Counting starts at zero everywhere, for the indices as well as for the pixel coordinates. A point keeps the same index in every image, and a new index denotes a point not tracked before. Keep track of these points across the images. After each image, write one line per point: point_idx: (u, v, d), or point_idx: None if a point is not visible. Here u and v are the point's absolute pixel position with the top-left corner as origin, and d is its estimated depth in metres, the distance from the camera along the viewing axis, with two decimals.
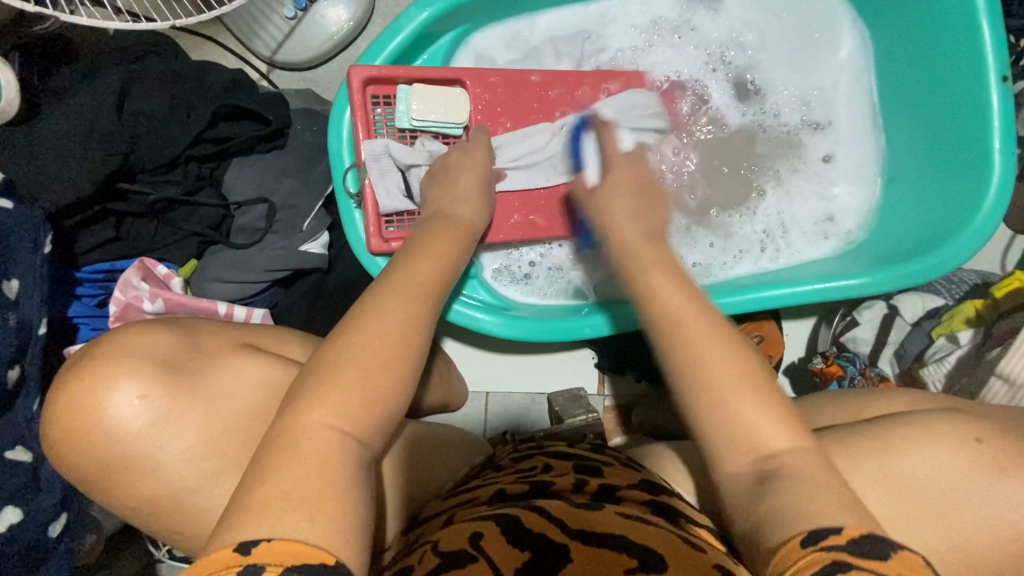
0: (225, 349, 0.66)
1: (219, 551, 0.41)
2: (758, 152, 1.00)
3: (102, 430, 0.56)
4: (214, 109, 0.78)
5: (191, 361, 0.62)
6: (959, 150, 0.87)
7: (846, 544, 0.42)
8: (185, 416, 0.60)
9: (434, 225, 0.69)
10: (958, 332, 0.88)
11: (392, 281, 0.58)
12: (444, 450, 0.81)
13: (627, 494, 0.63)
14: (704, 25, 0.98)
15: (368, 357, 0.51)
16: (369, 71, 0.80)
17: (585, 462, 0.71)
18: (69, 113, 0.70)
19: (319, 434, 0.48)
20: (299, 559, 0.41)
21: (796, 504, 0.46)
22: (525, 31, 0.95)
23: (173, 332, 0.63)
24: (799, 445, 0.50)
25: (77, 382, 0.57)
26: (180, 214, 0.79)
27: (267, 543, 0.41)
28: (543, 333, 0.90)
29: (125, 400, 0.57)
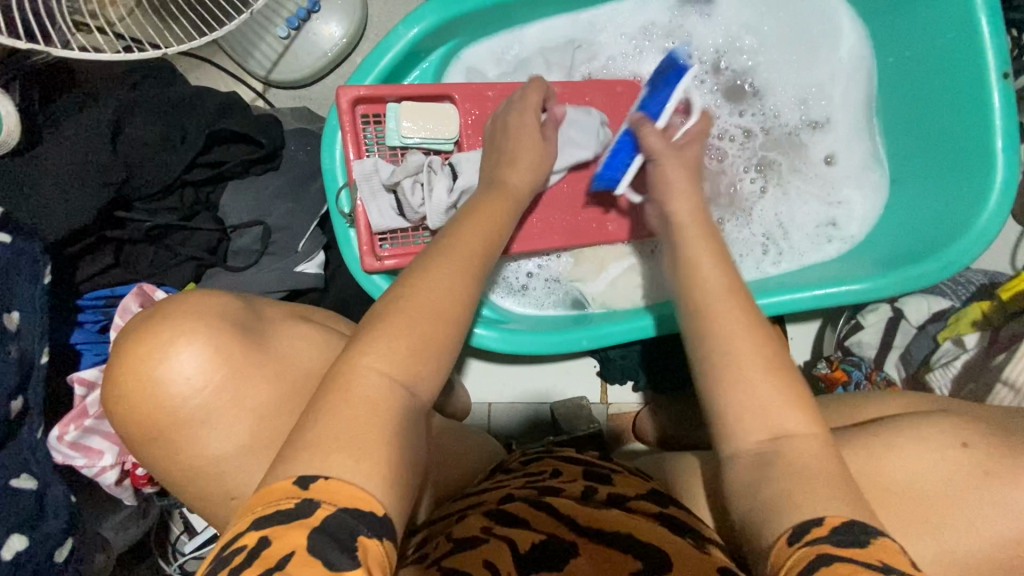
0: (284, 318, 0.67)
1: (281, 483, 0.42)
2: (755, 154, 0.99)
3: (176, 381, 0.58)
4: (206, 135, 0.79)
5: (257, 325, 0.64)
6: (961, 149, 0.85)
7: (827, 535, 0.44)
8: (251, 375, 0.60)
9: (484, 194, 0.68)
10: (965, 335, 0.87)
11: (450, 246, 0.58)
12: (460, 449, 0.80)
13: (637, 505, 0.62)
14: (695, 31, 0.97)
15: (420, 316, 0.51)
16: (357, 91, 0.80)
17: (595, 468, 0.70)
18: (65, 143, 0.71)
19: (370, 379, 0.47)
20: (351, 502, 0.42)
21: (778, 516, 0.47)
22: (515, 44, 0.95)
23: (237, 299, 0.65)
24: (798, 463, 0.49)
25: (154, 330, 0.58)
26: (177, 239, 0.80)
27: (324, 481, 0.42)
28: (540, 346, 0.89)
29: (190, 361, 0.58)
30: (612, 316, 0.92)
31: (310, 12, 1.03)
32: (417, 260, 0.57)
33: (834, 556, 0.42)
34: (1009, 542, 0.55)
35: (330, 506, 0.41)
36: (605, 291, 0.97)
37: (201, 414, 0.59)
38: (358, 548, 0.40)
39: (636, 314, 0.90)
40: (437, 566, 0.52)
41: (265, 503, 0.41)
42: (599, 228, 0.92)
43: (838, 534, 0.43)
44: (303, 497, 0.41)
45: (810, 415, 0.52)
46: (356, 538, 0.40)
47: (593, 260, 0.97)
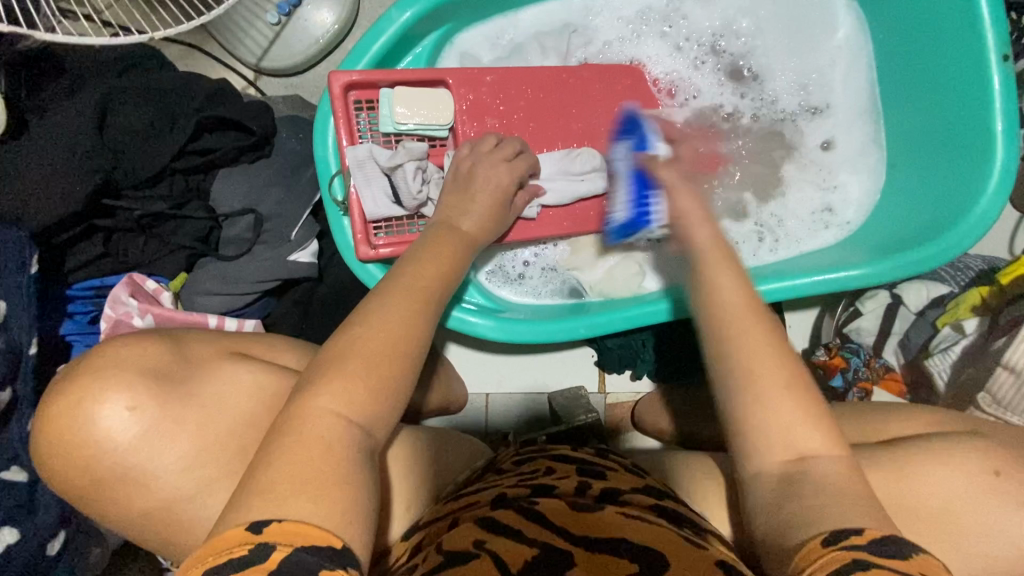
0: (217, 357, 0.62)
1: (232, 531, 0.39)
2: (753, 140, 0.98)
3: (90, 445, 0.53)
4: (196, 121, 0.77)
5: (184, 371, 0.59)
6: (961, 133, 0.84)
7: (863, 542, 0.42)
8: (172, 433, 0.55)
9: (436, 233, 0.68)
10: (964, 321, 0.86)
11: (414, 278, 0.59)
12: (448, 452, 0.79)
13: (631, 499, 0.62)
14: (693, 14, 0.95)
15: (385, 337, 0.50)
16: (350, 76, 0.79)
17: (588, 465, 0.71)
18: (50, 129, 0.70)
19: (323, 418, 0.46)
20: (306, 540, 0.39)
21: (807, 511, 0.45)
22: (510, 29, 0.93)
23: (163, 344, 0.60)
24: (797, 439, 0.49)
25: (66, 395, 0.53)
26: (167, 228, 0.79)
27: (279, 523, 0.40)
28: (537, 335, 0.89)
29: (109, 421, 0.53)
30: (612, 304, 0.92)
31: None
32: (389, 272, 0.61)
33: (872, 561, 0.41)
34: (997, 527, 0.56)
35: (288, 546, 0.39)
36: (605, 279, 0.96)
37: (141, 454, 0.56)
38: None
39: (636, 302, 0.89)
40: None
41: (216, 554, 0.39)
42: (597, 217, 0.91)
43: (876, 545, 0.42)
44: (258, 539, 0.39)
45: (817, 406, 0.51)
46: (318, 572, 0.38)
47: (590, 247, 0.96)
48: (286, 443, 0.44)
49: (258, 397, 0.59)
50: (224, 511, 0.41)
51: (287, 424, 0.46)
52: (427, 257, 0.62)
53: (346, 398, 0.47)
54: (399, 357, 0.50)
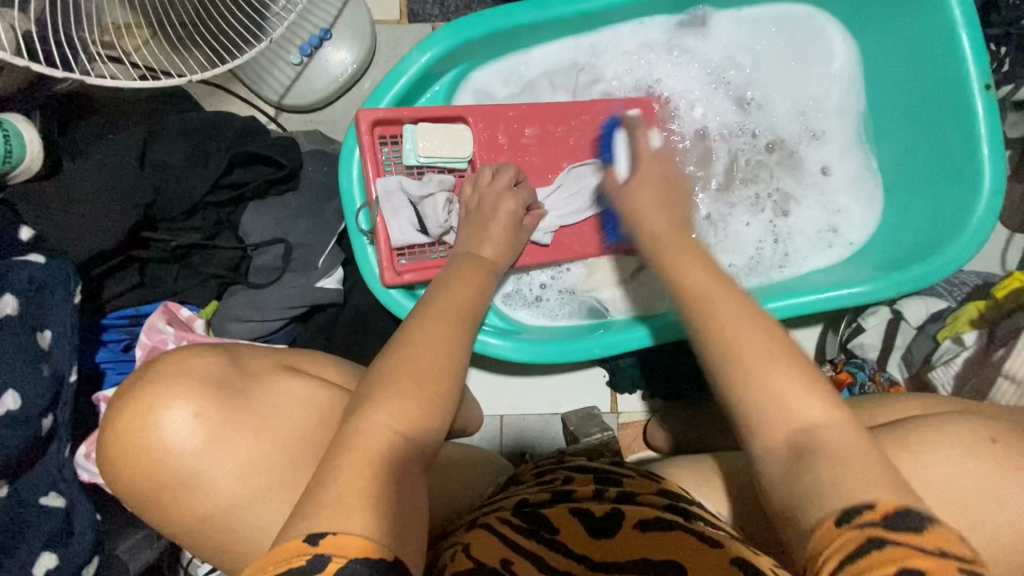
0: (270, 370, 0.64)
1: (291, 542, 0.41)
2: (755, 165, 1.03)
3: (151, 452, 0.55)
4: (229, 157, 0.81)
5: (240, 382, 0.61)
6: (951, 156, 0.89)
7: (878, 519, 0.44)
8: (231, 438, 0.57)
9: (458, 264, 0.73)
10: (963, 334, 0.89)
11: (440, 309, 0.63)
12: (472, 464, 0.81)
13: (646, 500, 0.64)
14: (694, 50, 1.01)
15: (431, 370, 0.55)
16: (376, 113, 0.84)
17: (606, 473, 0.71)
18: (94, 168, 0.74)
19: (382, 435, 0.49)
20: (363, 552, 0.41)
21: (820, 502, 0.47)
22: (522, 67, 0.99)
23: (219, 356, 0.62)
24: (826, 435, 0.51)
25: (131, 406, 0.55)
26: (200, 258, 0.82)
27: (333, 535, 0.41)
28: (555, 355, 0.92)
29: (177, 426, 0.55)
30: (629, 323, 0.95)
31: (322, 39, 1.06)
32: (417, 306, 0.65)
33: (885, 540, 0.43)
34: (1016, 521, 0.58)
35: (343, 558, 0.40)
36: (620, 300, 1.00)
37: (189, 476, 0.56)
38: None
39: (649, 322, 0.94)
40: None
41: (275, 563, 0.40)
42: (605, 244, 0.97)
43: (889, 520, 0.44)
44: (315, 551, 0.40)
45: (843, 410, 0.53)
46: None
47: (606, 269, 1.00)
48: (346, 455, 0.47)
49: (298, 417, 0.61)
50: (289, 519, 0.44)
51: (346, 437, 0.49)
52: (450, 289, 0.67)
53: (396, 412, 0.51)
54: (439, 377, 0.55)
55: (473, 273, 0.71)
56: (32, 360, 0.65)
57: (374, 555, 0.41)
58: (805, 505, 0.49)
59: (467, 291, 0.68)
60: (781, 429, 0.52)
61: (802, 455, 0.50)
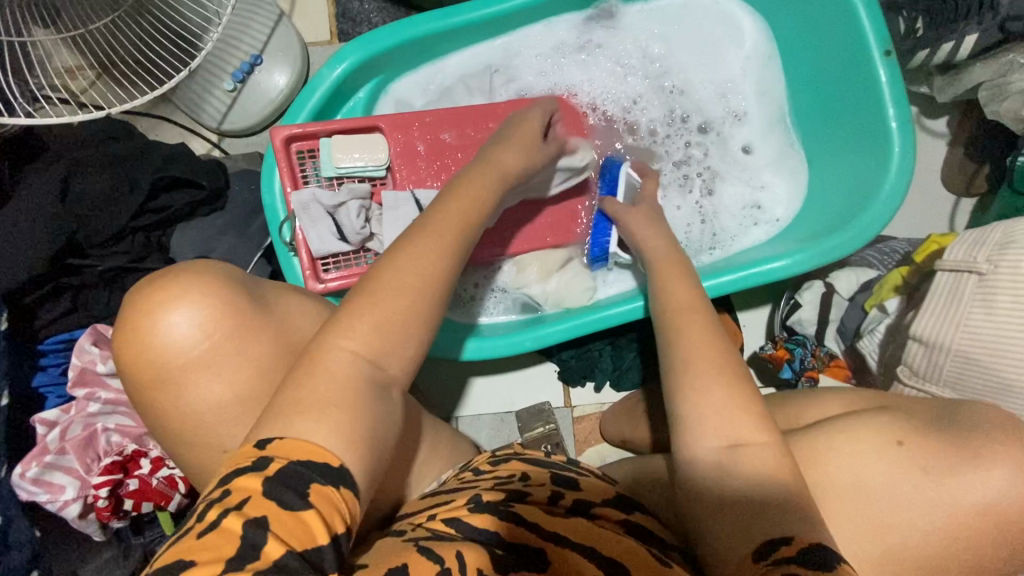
0: (283, 290, 0.70)
1: (243, 447, 0.46)
2: (679, 150, 1.04)
3: (158, 348, 0.59)
4: (152, 182, 0.85)
5: (255, 290, 0.66)
6: (864, 125, 0.90)
7: (792, 556, 0.51)
8: (245, 333, 0.62)
9: (473, 170, 0.72)
10: (886, 301, 0.87)
11: (429, 225, 0.62)
12: (441, 441, 0.80)
13: (602, 513, 0.69)
14: (607, 42, 1.03)
15: (400, 285, 0.55)
16: (289, 130, 0.88)
17: (562, 473, 0.75)
18: (20, 202, 0.78)
19: (343, 357, 0.51)
20: (307, 455, 0.45)
21: (751, 529, 0.54)
22: (438, 74, 1.02)
23: (241, 274, 0.67)
24: (751, 462, 0.58)
25: (154, 297, 0.59)
26: (131, 280, 0.86)
27: (279, 440, 0.45)
28: (488, 348, 0.95)
29: (191, 317, 0.60)
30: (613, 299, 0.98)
31: (253, 65, 1.11)
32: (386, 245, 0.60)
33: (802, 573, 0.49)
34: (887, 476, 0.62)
35: (285, 461, 0.44)
36: (552, 293, 1.00)
37: (203, 364, 0.60)
38: (313, 496, 0.44)
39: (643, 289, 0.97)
40: (414, 544, 0.59)
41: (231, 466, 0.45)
42: (546, 237, 0.99)
43: (804, 556, 0.50)
44: (262, 453, 0.44)
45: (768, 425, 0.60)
46: (311, 484, 0.44)
47: (536, 265, 1.00)
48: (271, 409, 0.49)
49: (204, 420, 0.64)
50: (259, 419, 0.48)
51: (312, 352, 0.51)
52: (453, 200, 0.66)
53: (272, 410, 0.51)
54: (413, 303, 0.55)
55: (447, 223, 0.62)
56: None
57: (320, 458, 0.45)
58: (742, 526, 0.55)
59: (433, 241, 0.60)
60: (715, 449, 0.59)
61: (728, 468, 0.58)
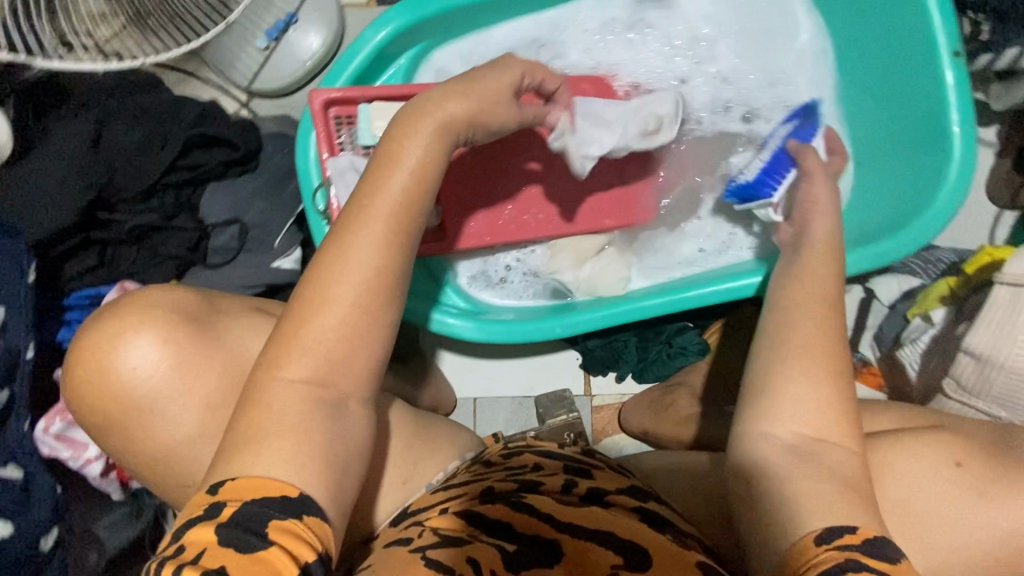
0: (242, 309, 0.68)
1: (196, 496, 0.45)
2: (725, 141, 0.99)
3: (127, 371, 0.60)
4: (184, 138, 0.82)
5: (209, 317, 0.64)
6: (924, 128, 0.86)
7: (857, 543, 0.49)
8: (197, 365, 0.61)
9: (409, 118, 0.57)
10: (932, 311, 0.85)
11: (371, 200, 0.53)
12: (445, 437, 0.80)
13: (615, 499, 0.68)
14: (659, 23, 0.98)
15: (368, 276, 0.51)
16: (328, 93, 0.84)
17: (577, 464, 0.75)
18: (48, 150, 0.75)
19: (291, 387, 0.49)
20: (258, 493, 0.45)
21: (803, 518, 0.51)
22: (482, 45, 0.98)
23: (192, 294, 0.66)
24: (826, 459, 0.55)
25: (100, 331, 0.59)
26: (159, 239, 0.83)
27: (229, 481, 0.45)
28: (520, 333, 0.93)
29: (142, 352, 0.60)
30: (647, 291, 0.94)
31: (288, 23, 1.06)
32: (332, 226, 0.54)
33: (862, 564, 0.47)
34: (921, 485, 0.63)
35: (236, 502, 0.44)
36: (584, 280, 0.98)
37: (149, 402, 0.60)
38: (272, 532, 0.43)
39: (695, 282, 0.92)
40: (421, 555, 0.57)
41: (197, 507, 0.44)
42: (604, 219, 0.97)
43: (868, 547, 0.49)
44: (212, 498, 0.44)
45: (846, 426, 0.57)
46: (267, 522, 0.43)
47: (570, 251, 0.98)
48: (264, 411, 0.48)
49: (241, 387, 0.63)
50: (214, 460, 0.48)
51: (258, 379, 0.49)
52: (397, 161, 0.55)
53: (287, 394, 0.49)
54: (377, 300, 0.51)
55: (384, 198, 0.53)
56: None
57: (272, 493, 0.45)
58: (776, 519, 0.53)
59: (367, 226, 0.52)
60: (787, 438, 0.56)
61: (801, 461, 0.55)
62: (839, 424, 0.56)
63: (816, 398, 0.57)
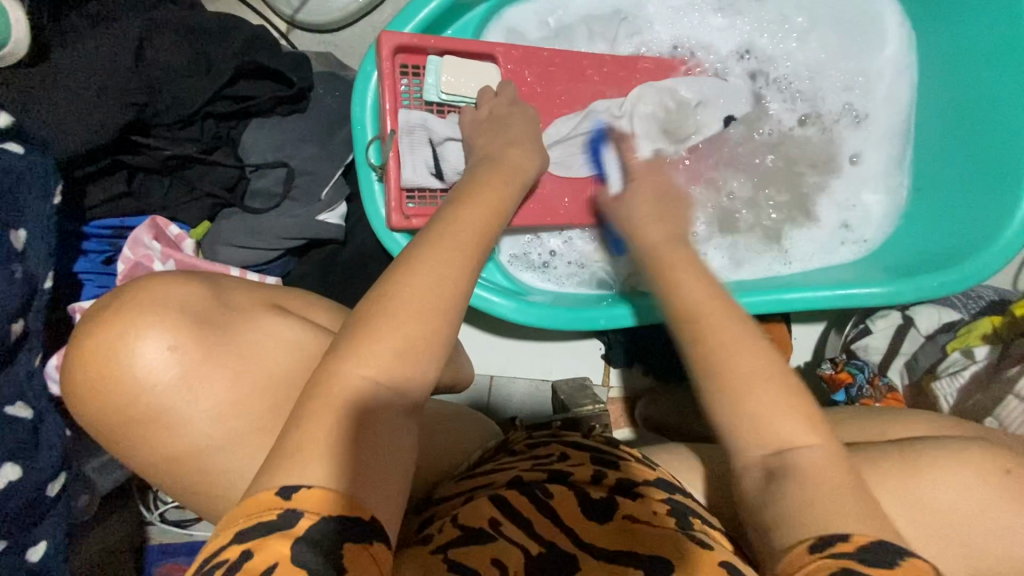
0: (255, 306, 0.58)
1: (262, 494, 0.39)
2: (789, 149, 0.97)
3: (128, 382, 0.51)
4: (235, 65, 0.74)
5: (221, 317, 0.55)
6: (997, 163, 0.84)
7: (852, 551, 0.42)
8: (211, 372, 0.53)
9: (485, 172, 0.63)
10: (974, 348, 0.88)
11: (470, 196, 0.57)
12: (450, 431, 0.72)
13: (647, 494, 0.58)
14: (746, 14, 0.95)
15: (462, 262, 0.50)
16: (400, 38, 0.77)
17: (603, 453, 0.64)
18: (86, 57, 0.67)
19: (352, 382, 0.44)
20: (339, 508, 0.39)
21: (800, 522, 0.45)
22: (559, 9, 0.91)
23: (203, 287, 0.57)
24: (807, 468, 0.48)
25: (98, 334, 0.51)
26: (196, 172, 0.76)
27: (308, 489, 0.39)
28: (562, 319, 0.88)
29: (154, 355, 0.51)
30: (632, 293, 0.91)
31: None
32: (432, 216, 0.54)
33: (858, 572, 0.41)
34: (998, 535, 0.56)
35: (315, 515, 0.38)
36: (632, 273, 0.95)
37: (147, 418, 0.52)
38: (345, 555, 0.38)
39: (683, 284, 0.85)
40: (442, 555, 0.50)
41: (248, 516, 0.38)
42: None
43: (865, 552, 0.42)
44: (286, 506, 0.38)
45: (810, 423, 0.50)
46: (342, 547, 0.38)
47: None
48: (309, 406, 0.43)
49: (290, 353, 0.57)
50: (260, 471, 0.41)
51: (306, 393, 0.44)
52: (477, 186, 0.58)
53: (350, 376, 0.44)
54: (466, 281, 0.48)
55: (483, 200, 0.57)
56: (4, 259, 0.60)
57: (349, 511, 0.39)
58: (782, 526, 0.46)
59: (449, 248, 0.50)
60: (759, 464, 0.50)
61: (777, 480, 0.48)
62: (810, 424, 0.50)
63: (779, 413, 0.50)
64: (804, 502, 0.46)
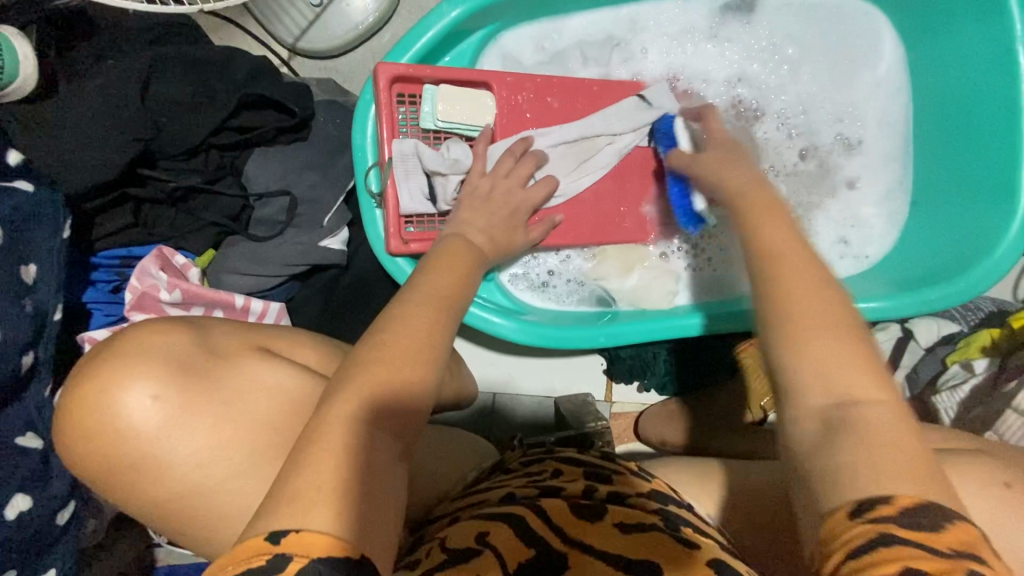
0: (237, 352, 0.60)
1: (250, 541, 0.40)
2: (783, 165, 0.99)
3: (112, 433, 0.52)
4: (238, 97, 0.76)
5: (205, 364, 0.57)
6: (990, 181, 0.84)
7: (895, 517, 0.37)
8: (191, 420, 0.54)
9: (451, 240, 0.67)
10: (974, 360, 0.88)
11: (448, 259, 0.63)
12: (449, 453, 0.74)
13: (637, 502, 0.57)
14: (737, 36, 0.96)
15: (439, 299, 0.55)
16: (396, 69, 0.78)
17: (597, 468, 0.64)
18: (92, 94, 0.68)
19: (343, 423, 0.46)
20: (323, 552, 0.40)
21: (838, 483, 0.39)
22: (554, 35, 0.94)
23: (185, 334, 0.58)
24: (871, 424, 0.41)
25: (80, 392, 0.53)
26: (200, 203, 0.78)
27: (295, 534, 0.40)
28: (560, 340, 0.89)
29: (140, 404, 0.53)
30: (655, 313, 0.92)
31: None
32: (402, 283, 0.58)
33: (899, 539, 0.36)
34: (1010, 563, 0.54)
35: (303, 558, 0.39)
36: (631, 290, 0.96)
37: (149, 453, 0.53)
38: None
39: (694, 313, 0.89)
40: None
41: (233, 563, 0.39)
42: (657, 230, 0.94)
43: (911, 518, 0.36)
44: (276, 550, 0.39)
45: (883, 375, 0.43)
46: None
47: (617, 259, 0.95)
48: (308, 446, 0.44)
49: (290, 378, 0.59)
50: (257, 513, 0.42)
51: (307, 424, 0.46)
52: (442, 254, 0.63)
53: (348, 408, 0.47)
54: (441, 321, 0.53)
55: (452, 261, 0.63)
56: (14, 295, 0.61)
57: (337, 553, 0.40)
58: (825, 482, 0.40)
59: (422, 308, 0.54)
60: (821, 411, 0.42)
61: (837, 434, 0.41)
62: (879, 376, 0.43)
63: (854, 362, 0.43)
64: (858, 462, 0.39)
